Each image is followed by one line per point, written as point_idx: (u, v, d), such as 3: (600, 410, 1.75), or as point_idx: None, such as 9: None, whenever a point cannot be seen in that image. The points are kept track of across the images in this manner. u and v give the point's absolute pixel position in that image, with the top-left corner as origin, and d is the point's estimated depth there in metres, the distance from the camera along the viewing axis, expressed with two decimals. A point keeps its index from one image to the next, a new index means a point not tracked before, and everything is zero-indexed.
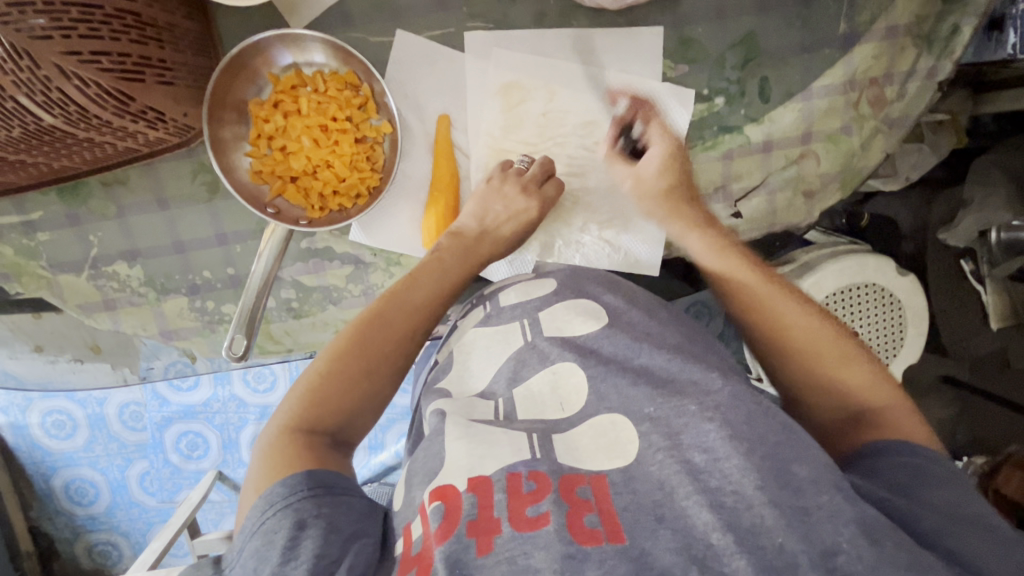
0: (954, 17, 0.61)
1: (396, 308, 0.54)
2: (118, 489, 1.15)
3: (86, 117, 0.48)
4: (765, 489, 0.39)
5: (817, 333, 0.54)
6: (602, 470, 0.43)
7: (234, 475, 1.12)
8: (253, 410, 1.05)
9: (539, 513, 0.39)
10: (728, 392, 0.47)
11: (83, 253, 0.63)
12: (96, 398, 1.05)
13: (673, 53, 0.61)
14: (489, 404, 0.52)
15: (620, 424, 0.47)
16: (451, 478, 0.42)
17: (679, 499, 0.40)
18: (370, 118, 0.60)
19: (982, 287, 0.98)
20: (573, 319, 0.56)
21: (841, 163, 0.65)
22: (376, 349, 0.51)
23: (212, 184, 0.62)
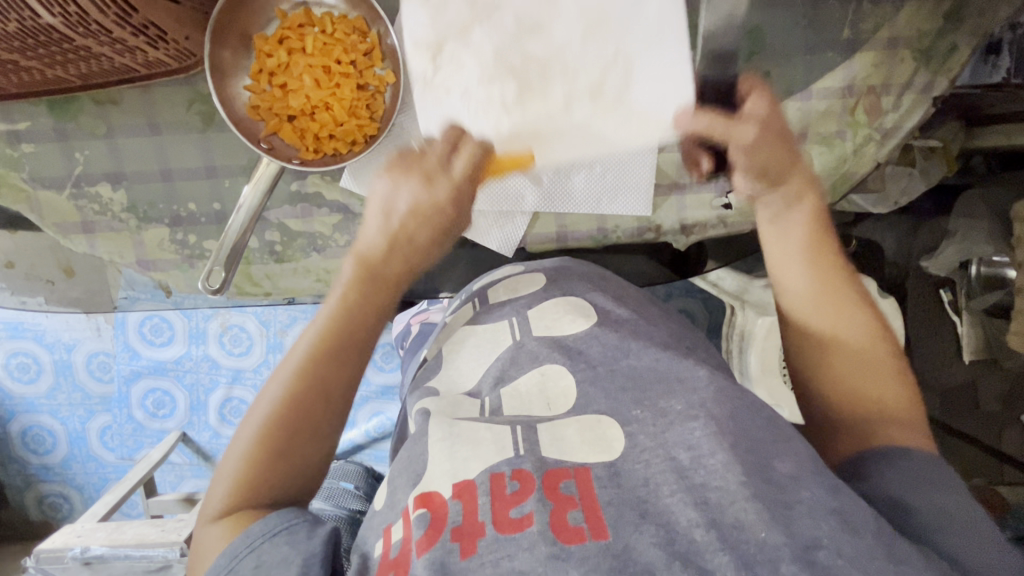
0: (953, 35, 0.63)
1: (327, 364, 0.48)
2: (76, 441, 1.12)
3: (86, 22, 0.47)
4: (749, 487, 0.37)
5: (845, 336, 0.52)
6: (587, 462, 0.42)
7: (197, 437, 1.11)
8: (224, 371, 1.04)
9: (522, 514, 0.38)
10: (712, 390, 0.44)
11: (67, 170, 0.62)
12: (65, 343, 1.04)
13: None
14: (476, 401, 0.52)
15: (606, 421, 0.45)
16: (435, 486, 0.41)
17: (663, 496, 0.38)
18: (375, 66, 0.59)
19: (959, 318, 1.01)
20: (563, 318, 0.55)
21: (832, 167, 0.66)
22: (327, 377, 0.48)
23: (207, 115, 0.61)
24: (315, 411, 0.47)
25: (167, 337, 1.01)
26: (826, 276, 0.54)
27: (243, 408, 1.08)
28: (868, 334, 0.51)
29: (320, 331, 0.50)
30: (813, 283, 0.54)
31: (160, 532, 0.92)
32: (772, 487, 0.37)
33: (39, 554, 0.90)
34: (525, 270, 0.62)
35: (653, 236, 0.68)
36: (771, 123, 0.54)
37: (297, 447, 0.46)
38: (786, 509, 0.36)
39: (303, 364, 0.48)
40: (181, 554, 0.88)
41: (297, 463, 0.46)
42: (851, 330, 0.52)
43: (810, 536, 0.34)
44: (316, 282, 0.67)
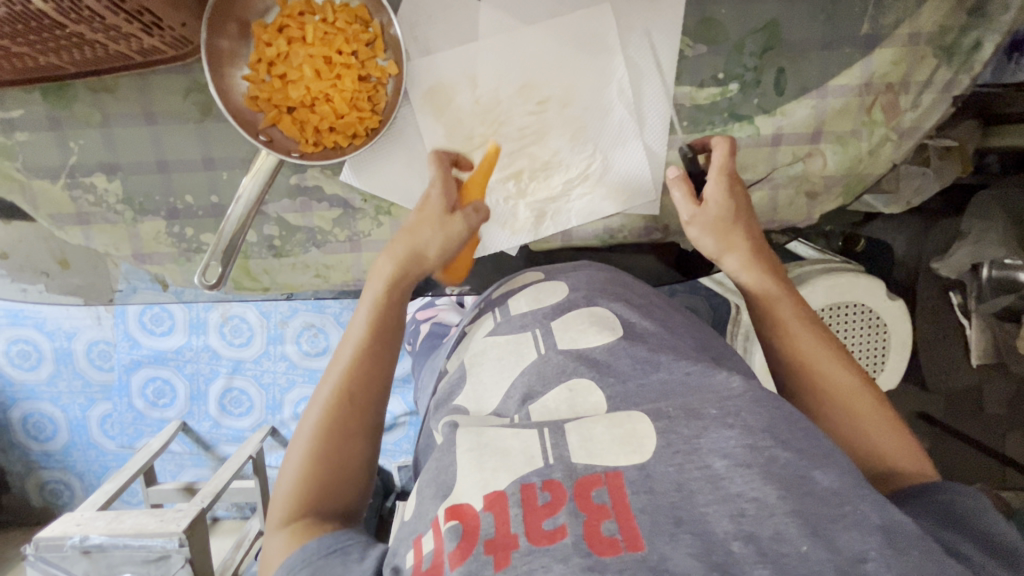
0: (977, 32, 0.60)
1: (366, 361, 0.52)
2: (77, 428, 1.11)
3: (78, 8, 0.45)
4: (788, 498, 0.35)
5: (846, 390, 0.52)
6: (619, 466, 0.39)
7: (197, 427, 1.10)
8: (224, 362, 1.03)
9: (556, 526, 0.35)
10: (749, 396, 0.42)
11: (61, 160, 0.60)
12: (65, 331, 1.03)
13: (694, 31, 0.60)
14: (503, 420, 0.48)
15: (637, 416, 0.42)
16: (466, 497, 0.39)
17: (699, 503, 0.36)
18: (377, 56, 0.57)
19: (967, 321, 1.00)
20: (587, 330, 0.52)
21: (846, 167, 0.64)
22: (366, 372, 0.52)
23: (204, 105, 0.60)
24: (358, 403, 0.51)
25: (168, 326, 1.01)
26: (801, 333, 0.55)
27: (244, 399, 1.07)
28: (853, 386, 0.52)
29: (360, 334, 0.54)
30: (791, 343, 0.55)
31: (160, 522, 0.91)
32: (812, 499, 0.36)
33: (39, 542, 0.90)
34: (547, 278, 0.60)
35: (659, 236, 0.67)
36: (730, 207, 0.59)
37: (347, 437, 0.49)
38: (822, 522, 0.35)
39: (342, 366, 0.52)
40: (181, 545, 0.89)
41: (347, 454, 0.49)
42: (836, 384, 0.53)
43: (857, 551, 0.33)
44: (314, 277, 0.66)
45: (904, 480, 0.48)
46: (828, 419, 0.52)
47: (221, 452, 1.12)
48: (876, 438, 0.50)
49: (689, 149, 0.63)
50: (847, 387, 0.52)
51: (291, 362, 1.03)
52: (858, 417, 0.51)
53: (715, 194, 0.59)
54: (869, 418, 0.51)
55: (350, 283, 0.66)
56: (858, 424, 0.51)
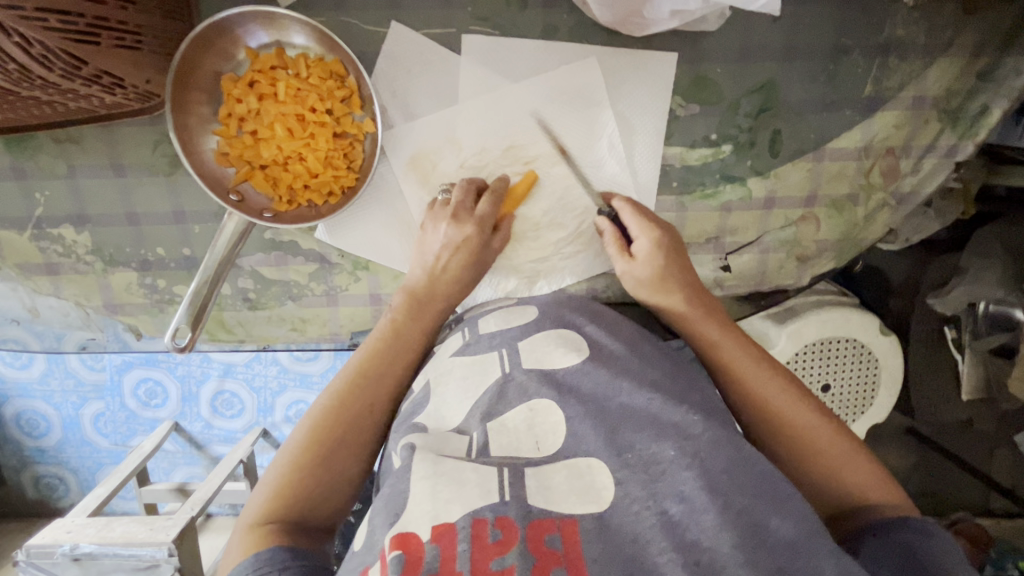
0: (985, 97, 0.57)
1: (365, 386, 0.52)
2: (70, 426, 1.03)
3: (29, 76, 0.43)
4: (742, 548, 0.36)
5: (803, 426, 0.47)
6: (574, 514, 0.39)
7: (189, 428, 1.03)
8: (216, 364, 0.97)
9: (503, 568, 0.35)
10: (708, 437, 0.43)
11: (27, 211, 0.58)
12: None
13: (686, 90, 0.56)
14: (463, 439, 0.46)
15: (596, 467, 0.42)
16: (415, 526, 0.38)
17: (652, 554, 0.36)
18: (353, 112, 0.55)
19: (961, 355, 0.94)
20: (554, 351, 0.51)
21: (841, 232, 0.62)
22: (371, 395, 0.52)
23: (175, 158, 0.57)
24: (358, 425, 0.50)
25: None
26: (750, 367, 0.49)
27: (235, 401, 1.01)
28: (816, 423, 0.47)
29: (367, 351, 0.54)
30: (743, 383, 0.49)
31: (149, 531, 0.89)
32: (766, 550, 0.37)
33: (29, 549, 0.87)
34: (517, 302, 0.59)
35: None
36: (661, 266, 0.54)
37: (340, 457, 0.49)
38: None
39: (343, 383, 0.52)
40: (170, 554, 0.86)
41: (336, 471, 0.49)
42: (797, 423, 0.47)
43: None
44: (290, 331, 0.64)
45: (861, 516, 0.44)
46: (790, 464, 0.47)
47: (213, 452, 1.06)
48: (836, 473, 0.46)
49: (678, 212, 0.61)
50: (805, 423, 0.47)
51: (281, 366, 0.98)
52: (819, 454, 0.46)
53: (643, 251, 0.55)
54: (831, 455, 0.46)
55: (327, 336, 0.65)
56: (818, 459, 0.46)
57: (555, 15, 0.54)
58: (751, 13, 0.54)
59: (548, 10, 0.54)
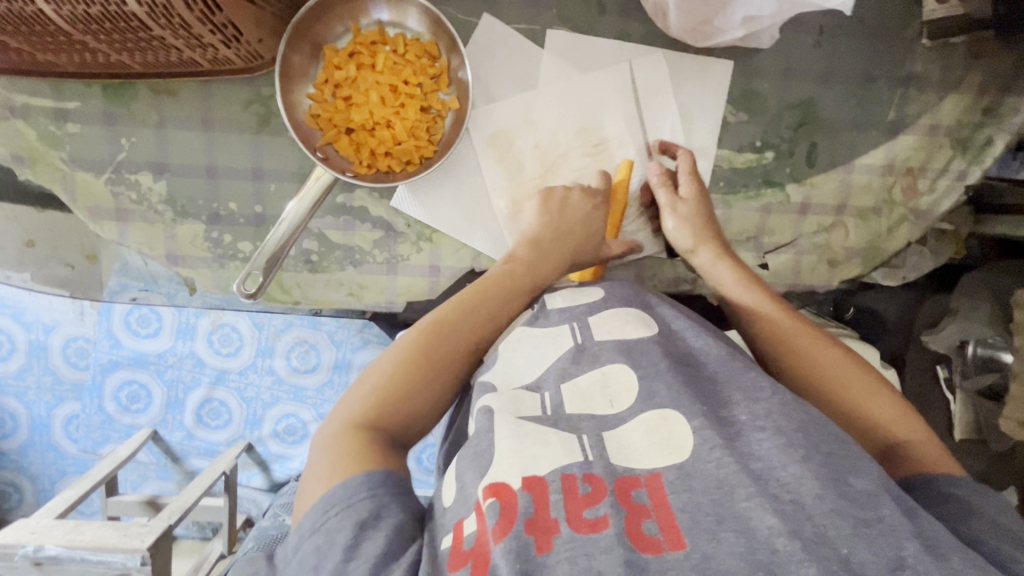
0: (990, 130, 0.66)
1: (451, 336, 0.50)
2: (39, 428, 1.10)
3: (168, 16, 0.46)
4: (826, 498, 0.35)
5: (837, 367, 0.51)
6: (657, 468, 0.39)
7: (167, 437, 1.08)
8: (207, 371, 1.02)
9: (597, 516, 0.36)
10: (779, 399, 0.41)
11: (109, 155, 0.60)
12: (44, 324, 1.01)
13: (737, 100, 0.64)
14: (534, 396, 0.46)
15: (672, 417, 0.41)
16: (506, 476, 0.38)
17: (738, 499, 0.35)
18: (440, 90, 0.60)
19: (952, 395, 0.99)
20: (626, 324, 0.49)
21: (867, 240, 0.68)
22: (455, 345, 0.50)
23: (263, 118, 0.60)
24: (441, 370, 0.49)
25: (153, 329, 0.99)
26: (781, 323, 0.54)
27: (222, 411, 1.06)
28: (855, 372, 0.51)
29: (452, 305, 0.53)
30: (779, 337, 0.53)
31: (122, 537, 0.82)
32: (851, 502, 0.35)
33: None
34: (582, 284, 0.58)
35: (688, 287, 0.68)
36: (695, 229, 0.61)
37: (422, 400, 0.48)
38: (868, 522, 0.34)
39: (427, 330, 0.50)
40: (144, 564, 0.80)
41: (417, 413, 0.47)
42: (835, 372, 0.51)
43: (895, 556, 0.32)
44: (347, 296, 0.65)
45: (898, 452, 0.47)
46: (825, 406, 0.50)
47: (189, 466, 1.10)
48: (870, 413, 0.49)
49: (723, 209, 0.66)
50: (837, 364, 0.51)
51: (277, 377, 1.03)
52: (854, 394, 0.49)
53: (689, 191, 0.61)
54: (867, 394, 0.49)
55: (382, 305, 0.66)
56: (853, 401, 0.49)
57: (628, 23, 0.61)
58: (795, 38, 0.63)
59: (622, 19, 0.61)
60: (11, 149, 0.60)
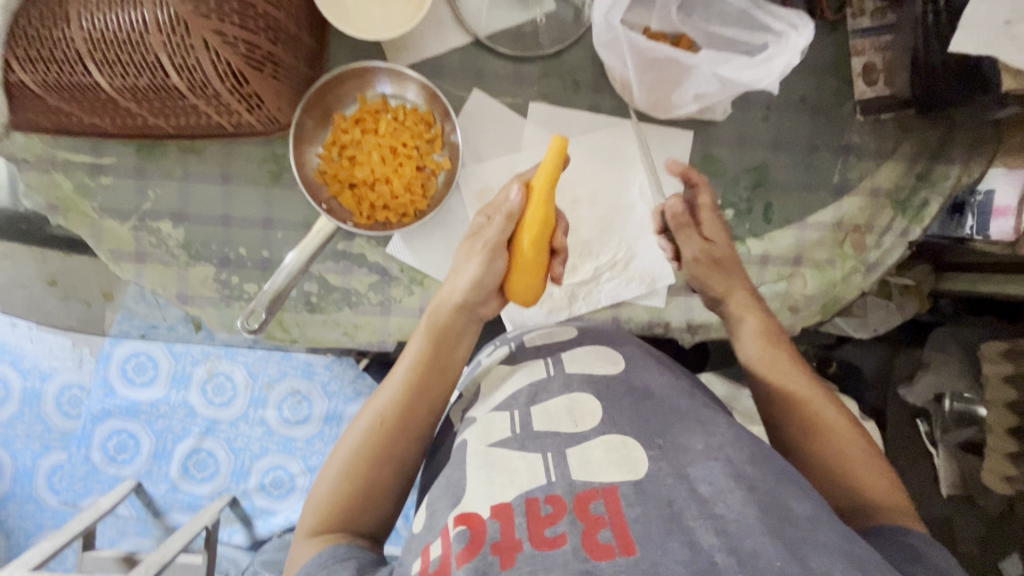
0: (925, 193, 0.73)
1: (400, 418, 0.58)
2: (21, 478, 1.24)
3: (204, 87, 0.54)
4: (766, 523, 0.39)
5: (830, 420, 0.59)
6: (614, 482, 0.43)
7: (152, 489, 1.20)
8: (199, 420, 1.20)
9: (557, 534, 0.40)
10: (731, 433, 0.46)
11: (136, 205, 0.67)
12: (40, 372, 1.23)
13: (698, 164, 0.72)
14: (504, 416, 0.51)
15: (631, 443, 0.46)
16: (475, 506, 0.43)
17: (687, 518, 0.40)
18: (434, 152, 0.68)
19: (934, 448, 1.09)
20: (595, 362, 0.54)
21: (824, 289, 0.74)
22: (403, 424, 0.58)
23: (276, 173, 0.68)
24: (394, 448, 0.57)
25: (148, 377, 1.19)
26: (803, 385, 0.62)
27: (210, 462, 1.20)
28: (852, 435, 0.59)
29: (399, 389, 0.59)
30: (788, 392, 0.62)
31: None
32: (788, 526, 0.40)
33: None
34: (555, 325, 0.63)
35: (660, 331, 0.73)
36: None
37: (382, 474, 0.56)
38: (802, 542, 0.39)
39: (374, 417, 0.58)
40: None
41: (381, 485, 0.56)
42: (835, 430, 0.59)
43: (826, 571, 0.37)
44: (343, 335, 0.70)
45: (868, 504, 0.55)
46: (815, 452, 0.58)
47: (170, 520, 1.21)
48: (850, 467, 0.57)
49: None
50: (832, 417, 0.60)
51: (268, 428, 1.20)
52: (839, 446, 0.58)
53: None
54: (849, 449, 0.58)
55: (375, 343, 0.70)
56: (840, 454, 0.58)
57: (600, 98, 0.70)
58: (746, 113, 0.72)
59: (595, 94, 0.70)
60: (48, 197, 0.66)
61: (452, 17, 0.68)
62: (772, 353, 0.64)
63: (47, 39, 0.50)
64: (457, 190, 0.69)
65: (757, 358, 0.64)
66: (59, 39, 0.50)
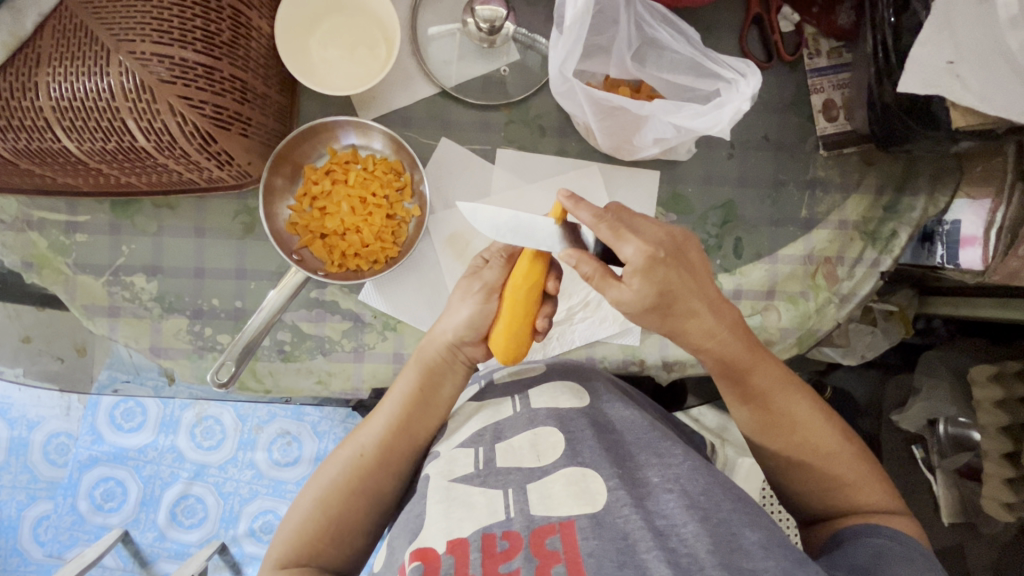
0: (893, 224, 0.73)
1: (377, 457, 0.59)
2: (7, 530, 1.21)
3: (173, 147, 0.55)
4: (716, 553, 0.43)
5: (815, 432, 0.59)
6: (572, 516, 0.47)
7: (138, 537, 1.18)
8: (188, 465, 1.18)
9: (510, 570, 0.44)
10: (688, 465, 0.50)
11: (111, 260, 0.68)
12: (28, 421, 1.22)
13: (666, 203, 0.73)
14: (468, 454, 0.54)
15: (591, 475, 0.50)
16: (431, 541, 0.47)
17: (640, 551, 0.44)
18: (404, 200, 0.70)
19: (934, 476, 1.08)
20: (560, 396, 0.57)
21: (798, 321, 0.73)
22: (381, 464, 0.59)
23: (249, 225, 0.69)
24: (371, 485, 0.59)
25: (138, 423, 1.18)
26: (794, 405, 0.60)
27: (198, 508, 1.18)
28: (841, 449, 0.59)
29: (380, 430, 0.60)
30: (774, 412, 0.60)
31: None
32: (738, 554, 0.43)
33: None
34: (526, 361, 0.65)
35: (636, 369, 0.72)
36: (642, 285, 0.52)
37: (356, 509, 0.58)
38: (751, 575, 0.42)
39: (351, 456, 0.59)
40: None
41: (357, 519, 0.58)
42: (823, 446, 0.59)
43: None
44: (316, 383, 0.69)
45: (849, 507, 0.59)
46: (798, 467, 0.60)
47: (158, 568, 1.18)
48: (833, 477, 0.59)
49: None
50: (815, 431, 0.59)
51: (258, 470, 1.18)
52: (822, 460, 0.59)
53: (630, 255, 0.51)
54: (831, 460, 0.59)
55: (349, 390, 0.70)
56: (822, 466, 0.59)
57: (566, 142, 0.72)
58: (711, 152, 0.74)
59: (561, 139, 0.72)
60: (24, 256, 0.67)
61: (419, 71, 0.70)
62: (753, 373, 0.59)
63: (14, 107, 0.52)
64: (428, 234, 0.70)
65: (737, 379, 0.59)
66: (26, 107, 0.52)
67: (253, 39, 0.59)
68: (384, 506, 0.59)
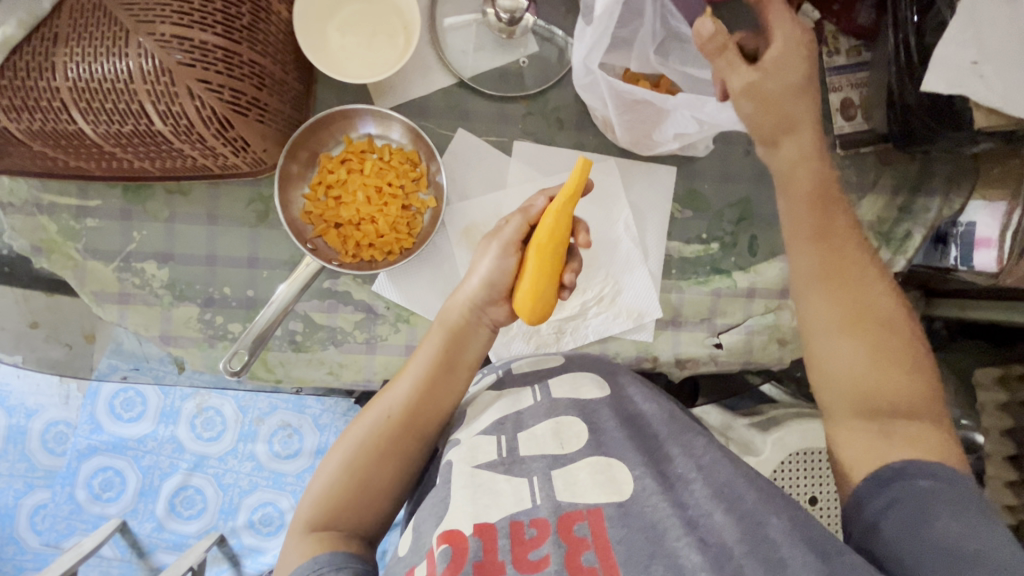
0: (906, 225, 0.74)
1: (406, 414, 0.58)
2: (4, 518, 1.20)
3: (190, 133, 0.55)
4: (744, 542, 0.44)
5: (896, 326, 0.58)
6: (599, 503, 0.47)
7: (136, 527, 1.17)
8: (187, 456, 1.17)
9: (540, 557, 0.44)
10: (710, 457, 0.51)
11: (121, 245, 0.67)
12: (26, 409, 1.20)
13: (682, 199, 0.72)
14: (491, 441, 0.53)
15: (616, 465, 0.50)
16: (458, 523, 0.46)
17: (670, 540, 0.45)
18: (419, 191, 0.69)
19: None
20: (581, 387, 0.57)
21: None
22: (409, 424, 0.58)
23: (263, 213, 0.68)
24: (399, 447, 0.58)
25: (137, 413, 1.17)
26: (876, 295, 0.59)
27: (197, 499, 1.17)
28: (917, 354, 0.58)
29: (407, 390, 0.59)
30: (855, 299, 0.59)
31: None
32: (764, 543, 0.44)
33: None
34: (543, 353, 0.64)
35: (649, 365, 0.73)
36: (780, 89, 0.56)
37: (383, 469, 0.57)
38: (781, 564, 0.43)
39: (377, 417, 0.58)
40: None
41: (384, 479, 0.57)
42: (902, 342, 0.58)
43: None
44: (327, 373, 0.69)
45: (915, 425, 0.55)
46: (871, 368, 0.57)
47: (155, 560, 1.18)
48: (903, 381, 0.56)
49: (676, 294, 0.72)
50: (897, 326, 0.58)
51: (257, 462, 1.17)
52: (899, 356, 0.57)
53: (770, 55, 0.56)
54: (907, 360, 0.57)
55: (361, 382, 0.70)
56: (898, 365, 0.57)
57: (584, 135, 0.71)
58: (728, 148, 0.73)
59: (579, 132, 0.71)
60: (32, 240, 0.66)
61: (437, 62, 0.70)
62: (837, 250, 0.60)
63: (30, 88, 0.51)
64: (443, 227, 0.70)
65: (821, 247, 0.60)
66: (42, 89, 0.51)
67: (272, 25, 0.58)
68: (410, 469, 0.58)
